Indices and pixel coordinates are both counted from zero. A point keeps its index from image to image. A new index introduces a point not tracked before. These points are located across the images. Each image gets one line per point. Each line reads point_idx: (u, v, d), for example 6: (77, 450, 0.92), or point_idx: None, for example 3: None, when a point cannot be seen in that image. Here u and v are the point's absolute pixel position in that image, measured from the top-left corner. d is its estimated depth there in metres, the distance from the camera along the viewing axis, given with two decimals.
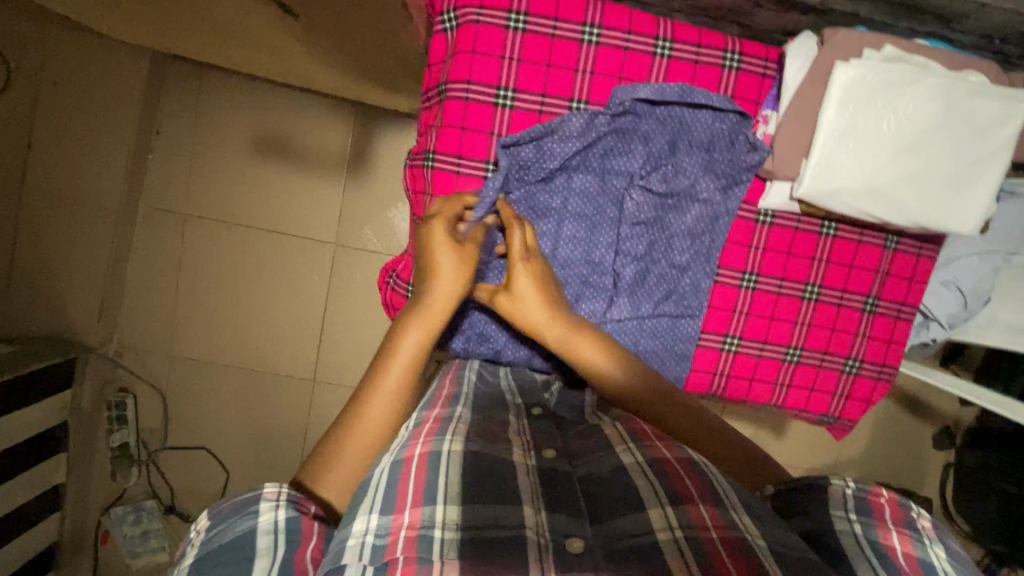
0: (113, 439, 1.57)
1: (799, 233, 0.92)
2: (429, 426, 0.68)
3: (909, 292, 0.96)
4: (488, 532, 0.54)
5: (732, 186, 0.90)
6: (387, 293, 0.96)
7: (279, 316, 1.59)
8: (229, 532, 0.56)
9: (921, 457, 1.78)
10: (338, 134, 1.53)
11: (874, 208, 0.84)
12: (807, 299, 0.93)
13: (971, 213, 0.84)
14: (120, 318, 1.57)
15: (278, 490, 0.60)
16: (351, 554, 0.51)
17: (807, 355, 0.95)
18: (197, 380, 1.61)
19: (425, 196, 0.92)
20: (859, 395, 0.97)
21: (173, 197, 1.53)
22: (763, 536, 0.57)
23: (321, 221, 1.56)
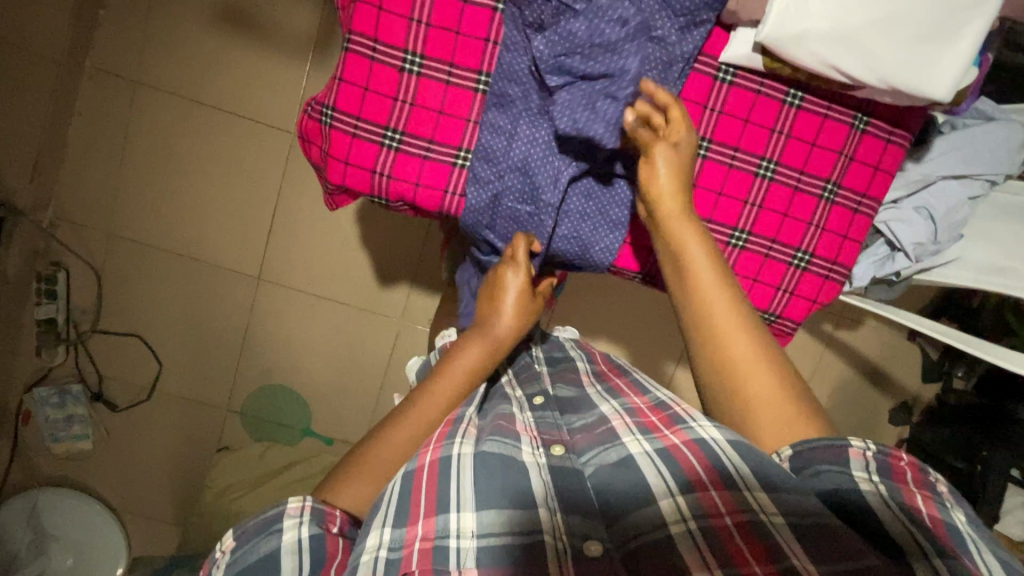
0: (39, 312, 1.48)
1: (759, 97, 0.80)
2: (438, 432, 0.70)
3: (873, 183, 0.84)
4: (505, 540, 0.57)
5: (690, 27, 0.76)
6: (304, 120, 0.85)
7: (228, 204, 1.51)
8: (253, 552, 0.58)
9: (876, 430, 1.75)
10: (306, 14, 1.43)
11: (848, 63, 0.68)
12: (761, 176, 0.83)
13: (952, 71, 0.67)
14: (59, 185, 1.47)
15: (301, 505, 0.61)
16: (366, 571, 0.55)
17: (753, 241, 0.85)
18: (138, 265, 1.53)
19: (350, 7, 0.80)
20: (803, 294, 0.87)
21: (123, 61, 1.43)
22: (780, 512, 0.56)
23: (280, 108, 1.47)
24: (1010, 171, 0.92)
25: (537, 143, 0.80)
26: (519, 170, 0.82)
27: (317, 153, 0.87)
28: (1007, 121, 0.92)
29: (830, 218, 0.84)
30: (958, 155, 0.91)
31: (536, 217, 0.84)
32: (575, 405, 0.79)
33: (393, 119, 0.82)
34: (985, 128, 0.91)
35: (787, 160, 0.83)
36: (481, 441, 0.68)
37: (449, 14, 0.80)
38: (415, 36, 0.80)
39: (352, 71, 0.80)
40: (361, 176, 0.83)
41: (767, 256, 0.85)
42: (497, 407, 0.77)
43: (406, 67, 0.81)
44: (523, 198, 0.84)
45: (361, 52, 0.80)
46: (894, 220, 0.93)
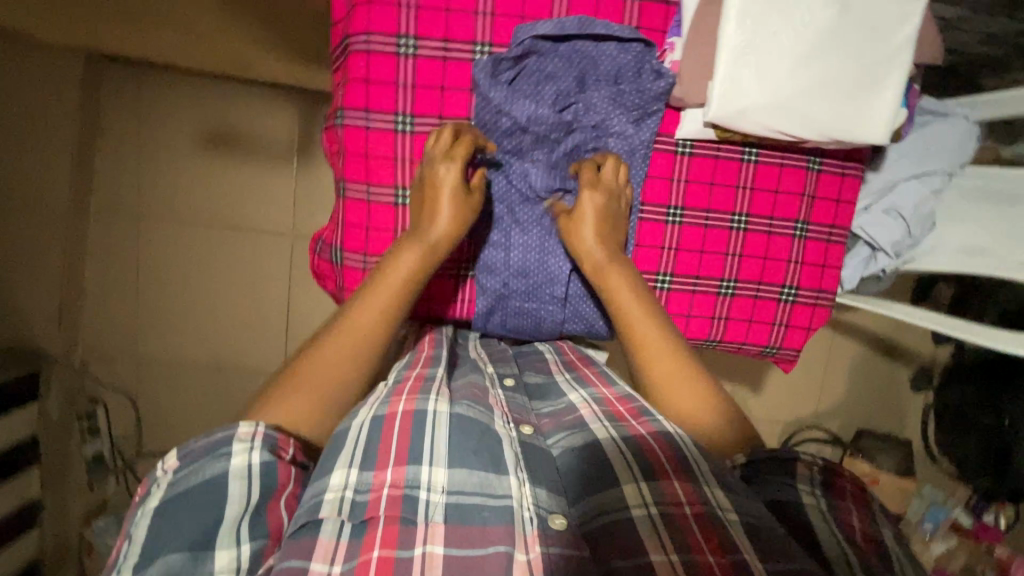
0: (86, 449, 1.54)
1: (719, 161, 0.85)
2: (411, 385, 0.71)
3: (838, 213, 0.90)
4: (474, 500, 0.59)
5: (644, 118, 0.81)
6: (313, 261, 0.88)
7: (242, 309, 1.58)
8: (196, 475, 0.56)
9: (899, 398, 1.79)
10: (284, 123, 1.51)
11: (787, 126, 0.73)
12: (735, 229, 0.88)
13: (880, 119, 0.73)
14: (82, 325, 1.54)
15: (252, 430, 0.60)
16: (329, 509, 0.55)
17: (741, 287, 0.90)
18: (169, 383, 1.60)
19: (337, 156, 0.82)
20: (798, 323, 0.93)
21: (123, 198, 1.50)
22: (735, 513, 0.58)
23: (275, 213, 1.55)
24: (965, 160, 0.98)
25: (531, 249, 0.84)
26: (521, 273, 0.85)
27: (331, 288, 0.87)
28: (950, 116, 0.99)
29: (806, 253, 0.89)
30: (913, 156, 0.98)
31: (542, 308, 0.86)
32: (544, 393, 0.82)
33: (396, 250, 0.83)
34: (933, 127, 0.98)
35: (756, 211, 0.88)
36: (455, 402, 0.70)
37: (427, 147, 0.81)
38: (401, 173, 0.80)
39: (350, 216, 0.81)
40: None
41: (757, 298, 0.91)
42: (466, 374, 0.78)
43: (398, 202, 0.81)
44: (527, 296, 0.86)
45: (357, 199, 0.81)
46: (869, 224, 1.00)
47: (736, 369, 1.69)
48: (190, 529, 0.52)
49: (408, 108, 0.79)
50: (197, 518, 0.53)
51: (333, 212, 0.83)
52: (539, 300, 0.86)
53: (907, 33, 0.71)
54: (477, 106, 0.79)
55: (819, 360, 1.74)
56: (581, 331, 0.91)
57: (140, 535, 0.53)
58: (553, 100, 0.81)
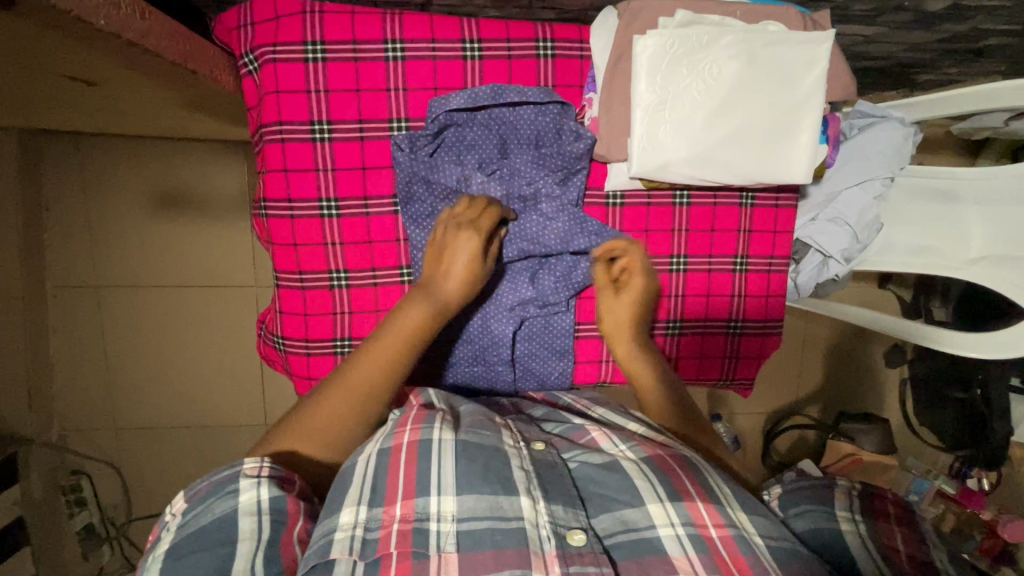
0: (75, 523, 1.51)
1: (651, 207, 0.85)
2: (414, 413, 0.68)
3: (776, 243, 0.90)
4: (487, 523, 0.57)
5: (570, 177, 0.81)
6: (261, 343, 0.88)
7: (216, 365, 1.57)
8: (206, 514, 0.55)
9: (876, 376, 1.82)
10: (233, 177, 1.49)
11: (709, 175, 0.73)
12: (676, 271, 0.87)
13: (800, 160, 0.72)
14: (56, 403, 1.52)
15: (258, 466, 0.59)
16: (340, 549, 0.53)
17: (688, 325, 0.90)
18: (155, 446, 1.60)
19: (269, 246, 0.81)
20: (748, 352, 0.93)
21: (81, 272, 1.48)
22: (758, 532, 0.60)
23: (238, 268, 1.53)
24: (906, 162, 0.99)
25: (473, 316, 0.85)
26: (467, 339, 0.86)
27: (282, 369, 0.87)
28: (886, 122, 0.98)
29: (748, 285, 0.89)
30: (853, 169, 0.97)
31: (492, 370, 0.87)
32: (549, 416, 0.80)
33: (338, 330, 0.81)
34: (868, 137, 0.97)
35: (695, 251, 0.87)
36: (460, 430, 0.68)
37: (356, 229, 0.79)
38: (333, 257, 0.79)
39: (287, 305, 0.80)
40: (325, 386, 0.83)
41: (704, 334, 0.91)
42: (468, 404, 0.76)
43: (334, 283, 0.80)
44: (474, 359, 0.87)
45: (291, 287, 0.80)
46: (815, 234, 1.00)
47: None
48: (198, 573, 0.50)
49: (331, 191, 0.78)
50: (206, 560, 0.51)
51: (272, 301, 0.83)
52: (488, 362, 0.87)
53: (819, 74, 0.71)
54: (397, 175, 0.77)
55: (794, 349, 1.77)
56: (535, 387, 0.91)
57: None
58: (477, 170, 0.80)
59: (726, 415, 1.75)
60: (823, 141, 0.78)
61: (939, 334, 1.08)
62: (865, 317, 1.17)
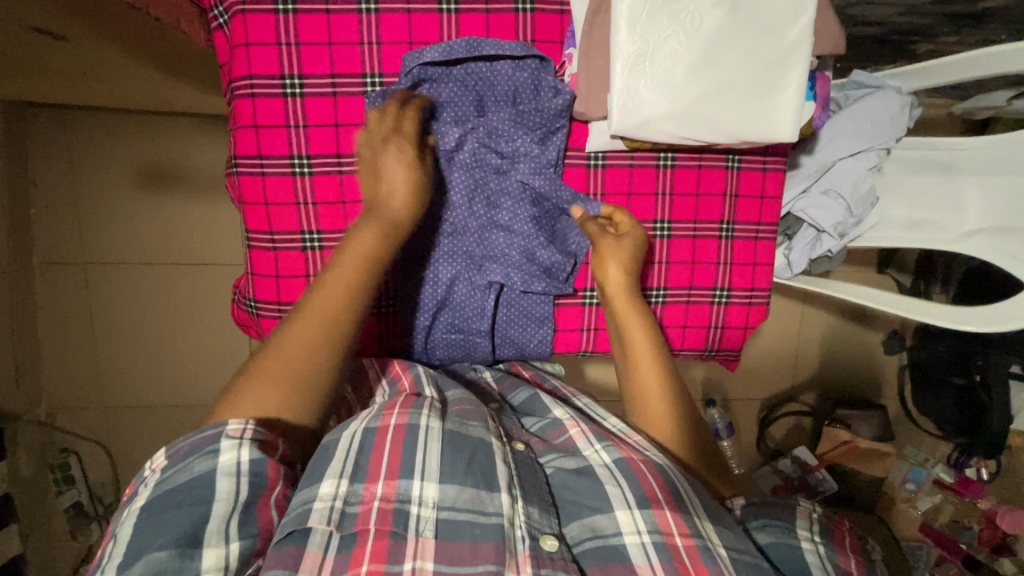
0: (63, 500, 1.50)
1: (634, 170, 0.84)
2: (400, 400, 0.66)
3: (764, 210, 0.88)
4: (464, 516, 0.56)
5: (549, 135, 0.80)
6: (235, 309, 0.86)
7: (204, 342, 1.56)
8: (185, 473, 0.52)
9: (874, 362, 1.80)
10: (220, 152, 1.47)
11: (692, 132, 0.71)
12: (659, 237, 0.86)
13: (786, 116, 0.70)
14: (43, 379, 1.52)
15: (242, 426, 0.55)
16: (317, 518, 0.53)
17: (672, 293, 0.88)
18: (145, 425, 1.59)
19: (240, 206, 0.79)
20: (735, 323, 0.90)
21: (68, 248, 1.47)
22: (724, 545, 0.58)
23: (226, 246, 1.52)
24: (901, 134, 0.96)
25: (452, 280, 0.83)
26: (444, 305, 0.84)
27: (256, 335, 0.85)
28: (879, 88, 0.96)
29: (733, 253, 0.87)
30: (845, 136, 0.95)
31: (470, 338, 0.86)
32: (530, 407, 0.79)
33: None
34: (862, 103, 0.94)
35: (678, 216, 0.85)
36: (446, 418, 0.65)
37: (330, 188, 0.77)
38: (305, 217, 0.77)
39: (258, 267, 0.78)
40: None
41: (689, 303, 0.88)
42: (457, 387, 0.75)
43: (306, 245, 0.78)
44: (453, 326, 0.85)
45: (262, 248, 0.78)
46: (808, 207, 0.98)
47: None
48: (173, 530, 0.49)
49: (303, 148, 0.76)
50: (179, 520, 0.50)
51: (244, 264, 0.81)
52: (466, 328, 0.85)
53: (805, 24, 0.68)
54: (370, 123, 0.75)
55: (790, 334, 1.74)
56: (515, 355, 0.90)
57: (124, 538, 0.49)
58: (453, 128, 0.78)
59: (720, 401, 1.73)
60: (811, 98, 0.76)
61: (934, 309, 1.07)
62: (859, 294, 1.15)
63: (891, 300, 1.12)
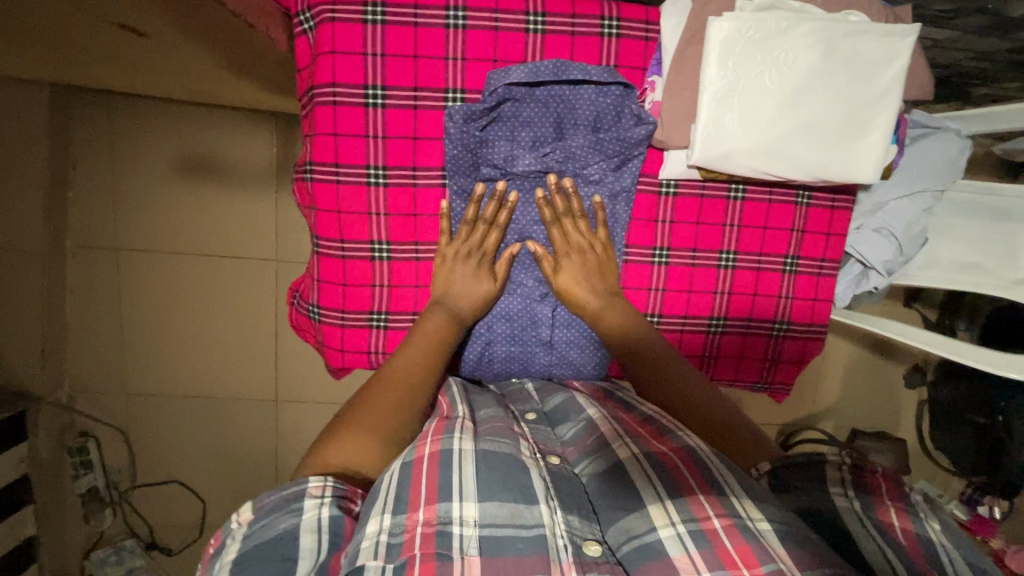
0: (79, 484, 1.52)
1: (705, 199, 0.83)
2: (434, 427, 0.66)
3: (828, 247, 0.88)
4: (507, 531, 0.53)
5: (625, 162, 0.80)
6: (294, 313, 0.88)
7: (230, 335, 1.55)
8: (270, 529, 0.52)
9: (894, 396, 1.79)
10: (262, 146, 1.47)
11: (773, 167, 0.73)
12: (724, 268, 0.86)
13: (865, 161, 0.72)
14: (68, 362, 1.52)
15: (322, 484, 0.56)
16: (366, 555, 0.49)
17: (731, 324, 0.88)
18: (164, 414, 1.58)
19: (311, 211, 0.80)
20: (790, 356, 0.91)
21: (101, 232, 1.47)
22: (766, 518, 0.54)
23: (259, 240, 1.51)
24: (958, 177, 0.97)
25: (512, 294, 0.85)
26: (505, 318, 0.85)
27: (313, 339, 0.87)
28: (944, 131, 0.96)
29: (796, 288, 0.88)
30: (909, 177, 0.94)
31: (528, 351, 0.87)
32: (564, 414, 0.77)
33: (376, 304, 0.81)
34: (926, 145, 0.95)
35: (745, 248, 0.86)
36: (480, 439, 0.65)
37: (403, 201, 0.79)
38: (377, 228, 0.78)
39: (326, 274, 0.79)
40: (358, 359, 0.83)
41: (747, 334, 0.89)
42: (489, 407, 0.75)
43: (375, 255, 0.80)
44: (512, 338, 0.86)
45: (332, 255, 0.79)
46: (862, 244, 0.97)
47: None
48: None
49: (380, 159, 0.77)
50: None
51: (309, 269, 0.83)
52: (525, 343, 0.86)
53: (895, 70, 0.71)
54: (450, 136, 0.76)
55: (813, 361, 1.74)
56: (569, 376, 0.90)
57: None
58: (529, 149, 0.79)
59: None
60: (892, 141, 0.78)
61: (962, 346, 1.07)
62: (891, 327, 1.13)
63: (916, 334, 1.13)
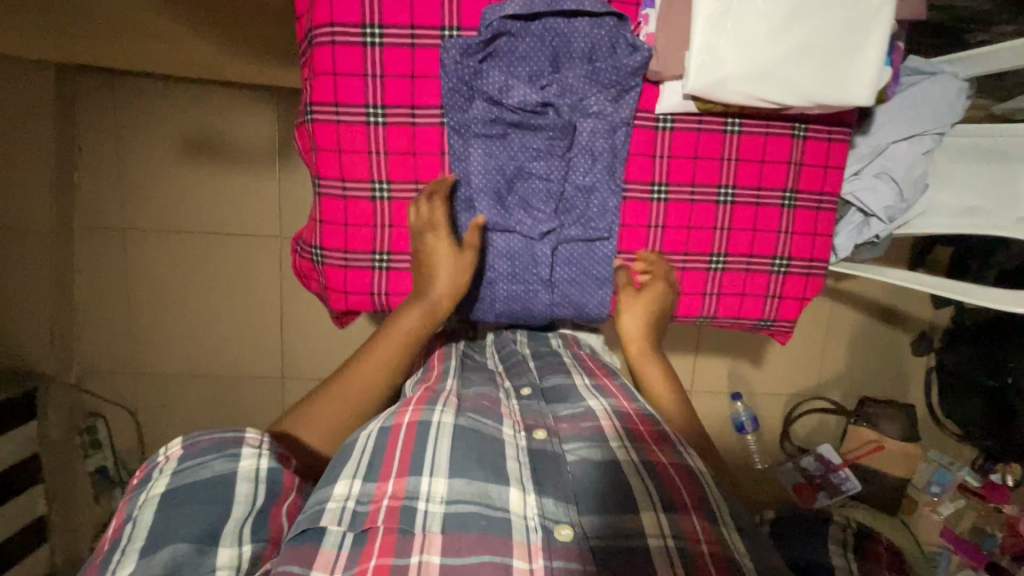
0: (89, 464, 1.53)
1: (701, 133, 0.85)
2: (419, 396, 0.71)
3: (826, 179, 0.90)
4: (473, 509, 0.57)
5: (622, 94, 0.81)
6: (297, 259, 0.89)
7: (235, 313, 1.56)
8: (206, 470, 0.59)
9: (901, 364, 1.78)
10: (264, 123, 1.49)
11: (768, 92, 0.74)
12: (723, 203, 0.88)
13: (859, 81, 0.73)
14: (77, 343, 1.53)
15: (259, 438, 0.64)
16: (329, 518, 0.55)
17: (731, 260, 0.91)
18: (171, 393, 1.59)
19: (312, 155, 0.81)
20: (791, 292, 0.94)
21: (106, 212, 1.49)
22: (750, 556, 0.55)
23: (262, 217, 1.52)
24: (957, 120, 0.97)
25: (513, 232, 0.84)
26: (507, 257, 0.85)
27: (315, 285, 0.88)
28: (941, 75, 0.96)
29: (795, 222, 0.90)
30: (904, 120, 0.95)
31: (530, 291, 0.86)
32: (560, 396, 0.79)
33: (378, 243, 0.83)
34: (924, 87, 0.95)
35: (743, 182, 0.88)
36: (460, 414, 0.69)
37: (403, 138, 0.80)
38: (377, 167, 0.80)
39: (328, 214, 0.81)
40: (362, 300, 0.84)
41: (748, 270, 0.91)
42: (479, 386, 0.80)
43: (375, 194, 0.82)
44: (514, 278, 0.86)
45: (333, 195, 0.81)
46: (860, 191, 0.97)
47: (735, 348, 1.70)
48: (193, 524, 0.55)
49: (378, 98, 0.78)
50: (202, 516, 0.56)
51: (311, 211, 0.84)
52: (527, 282, 0.86)
53: None
54: (446, 71, 0.77)
55: (818, 330, 1.73)
56: (570, 316, 0.90)
57: (145, 524, 0.55)
58: (528, 82, 0.79)
59: (744, 395, 1.72)
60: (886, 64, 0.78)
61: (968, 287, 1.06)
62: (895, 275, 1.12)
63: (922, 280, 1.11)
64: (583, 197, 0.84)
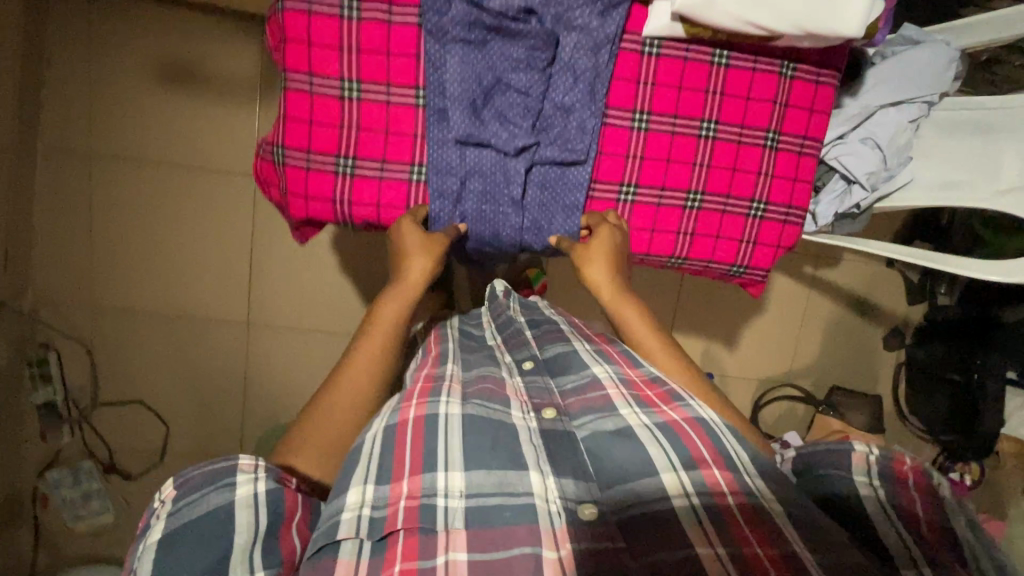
0: (36, 396, 1.47)
1: (688, 62, 0.85)
2: (421, 387, 0.68)
3: (810, 124, 0.91)
4: (494, 500, 0.57)
5: (607, 10, 0.80)
6: (259, 162, 0.90)
7: (203, 252, 1.51)
8: (200, 504, 0.55)
9: (873, 359, 1.79)
10: (247, 56, 1.44)
11: (754, 13, 0.73)
12: (704, 138, 0.89)
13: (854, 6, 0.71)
14: (33, 270, 1.47)
15: (253, 462, 0.59)
16: (347, 528, 0.54)
17: (709, 199, 0.92)
18: (130, 331, 1.53)
19: (280, 46, 0.82)
20: (767, 239, 0.95)
21: (74, 135, 1.42)
22: (778, 501, 0.56)
23: (239, 154, 1.47)
24: (945, 89, 0.96)
25: (485, 146, 0.83)
26: (479, 172, 0.85)
27: (274, 191, 0.88)
28: (930, 43, 0.95)
29: (775, 165, 0.91)
30: (895, 83, 0.94)
31: (499, 211, 0.86)
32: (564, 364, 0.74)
33: (342, 146, 0.84)
34: (914, 53, 0.94)
35: (727, 118, 0.88)
36: (468, 400, 0.67)
37: (377, 38, 0.81)
38: (347, 64, 0.81)
39: (294, 109, 0.82)
40: (322, 205, 0.85)
41: (725, 213, 0.92)
42: (481, 365, 0.78)
43: (343, 93, 0.82)
44: (484, 195, 0.86)
45: (300, 89, 0.82)
46: (843, 154, 0.96)
47: (711, 329, 1.69)
48: (196, 561, 0.51)
49: None
50: (205, 554, 0.52)
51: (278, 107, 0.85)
52: (496, 201, 0.86)
53: None
54: None
55: (794, 318, 1.73)
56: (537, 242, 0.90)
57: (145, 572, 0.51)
58: None
59: (717, 378, 1.72)
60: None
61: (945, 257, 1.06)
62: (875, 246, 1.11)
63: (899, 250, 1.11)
64: (562, 116, 0.83)
